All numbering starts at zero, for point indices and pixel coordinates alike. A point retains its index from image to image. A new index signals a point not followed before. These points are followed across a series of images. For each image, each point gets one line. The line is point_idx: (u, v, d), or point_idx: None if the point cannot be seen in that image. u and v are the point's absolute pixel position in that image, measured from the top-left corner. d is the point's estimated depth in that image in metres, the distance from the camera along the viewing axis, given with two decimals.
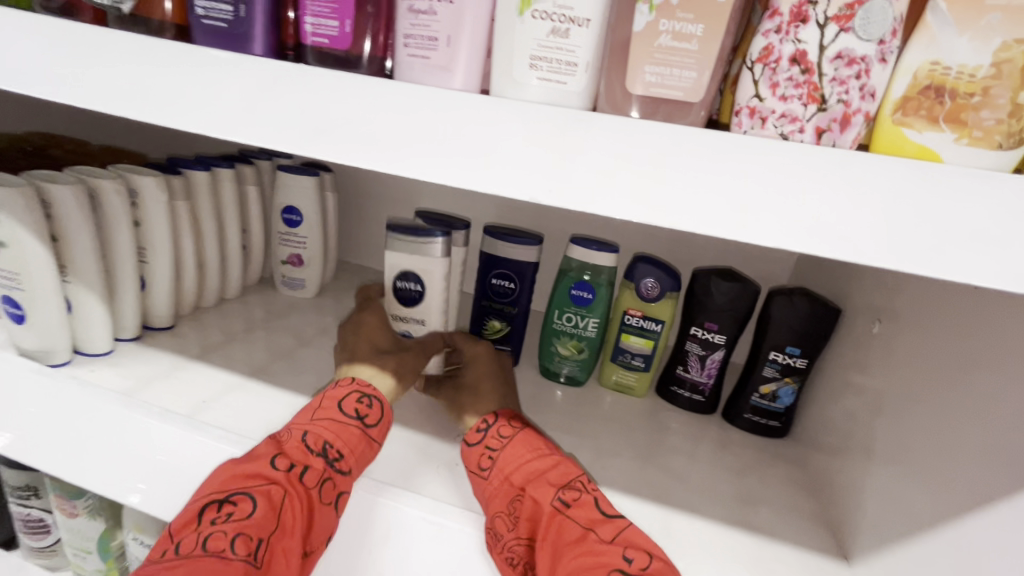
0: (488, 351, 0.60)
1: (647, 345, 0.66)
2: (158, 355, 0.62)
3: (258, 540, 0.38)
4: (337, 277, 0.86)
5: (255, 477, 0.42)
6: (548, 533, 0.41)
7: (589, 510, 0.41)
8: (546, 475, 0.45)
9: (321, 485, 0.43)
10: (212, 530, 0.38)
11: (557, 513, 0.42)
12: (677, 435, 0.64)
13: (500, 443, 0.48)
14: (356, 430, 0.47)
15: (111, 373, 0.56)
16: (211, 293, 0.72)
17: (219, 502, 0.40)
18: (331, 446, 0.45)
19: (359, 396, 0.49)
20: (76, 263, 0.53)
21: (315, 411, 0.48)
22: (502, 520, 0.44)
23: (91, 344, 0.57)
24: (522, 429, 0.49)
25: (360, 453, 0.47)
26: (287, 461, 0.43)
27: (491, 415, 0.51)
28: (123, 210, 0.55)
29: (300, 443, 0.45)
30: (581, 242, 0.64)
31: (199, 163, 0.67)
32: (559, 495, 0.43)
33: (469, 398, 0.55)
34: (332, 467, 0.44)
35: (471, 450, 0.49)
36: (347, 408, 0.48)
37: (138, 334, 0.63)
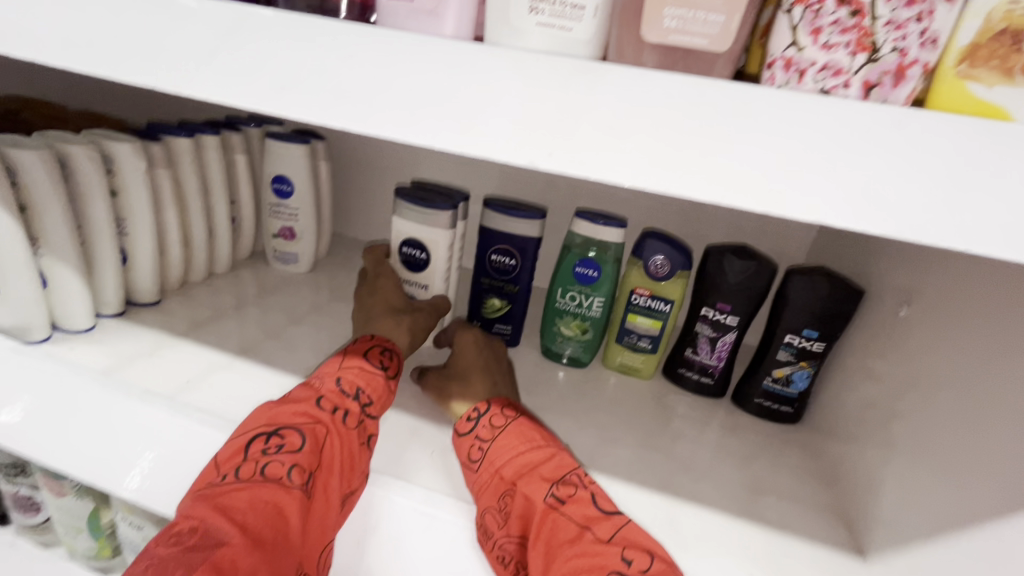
0: (476, 340, 0.57)
1: (655, 326, 0.62)
2: (143, 331, 0.59)
3: (310, 471, 0.38)
4: (333, 252, 0.83)
5: (298, 416, 0.41)
6: (541, 533, 0.39)
7: (584, 506, 0.39)
8: (539, 468, 0.42)
9: (360, 426, 0.44)
10: (266, 462, 0.37)
11: (551, 509, 0.40)
12: (684, 420, 0.61)
13: (490, 434, 0.45)
14: (384, 379, 0.48)
15: (92, 351, 0.54)
16: (200, 267, 0.69)
17: (268, 436, 0.39)
18: (365, 391, 0.46)
19: (381, 348, 0.50)
20: (49, 234, 0.50)
21: (342, 357, 0.48)
22: (492, 514, 0.42)
23: (71, 320, 0.55)
24: (514, 420, 0.46)
25: (386, 399, 0.48)
26: (328, 403, 0.43)
27: (482, 404, 0.48)
28: (98, 178, 0.52)
29: (336, 388, 0.45)
30: (586, 216, 0.60)
31: (182, 128, 0.62)
32: (554, 490, 0.41)
33: (460, 389, 0.52)
34: (367, 412, 0.45)
35: (460, 440, 0.47)
36: (374, 358, 0.49)
37: (122, 309, 0.60)
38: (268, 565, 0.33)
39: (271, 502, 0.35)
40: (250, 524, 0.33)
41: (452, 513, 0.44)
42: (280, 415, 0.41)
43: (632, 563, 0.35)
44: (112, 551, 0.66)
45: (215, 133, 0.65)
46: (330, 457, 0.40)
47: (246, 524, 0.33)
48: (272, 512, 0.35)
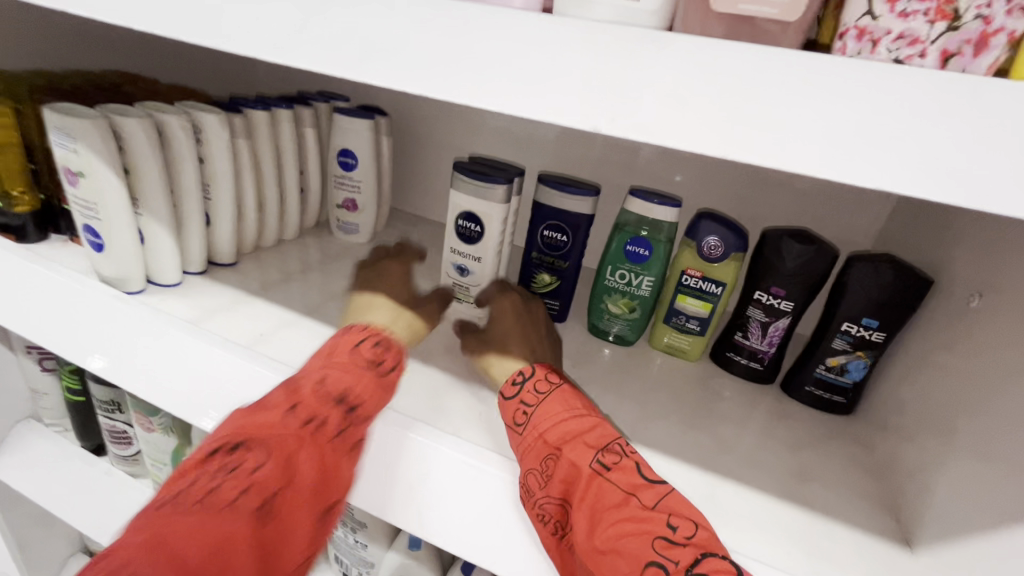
0: (514, 305, 0.58)
1: (704, 308, 0.62)
2: (222, 288, 0.65)
3: (268, 494, 0.36)
4: (391, 225, 0.87)
5: (269, 425, 0.39)
6: (586, 496, 0.40)
7: (630, 475, 0.41)
8: (584, 436, 0.43)
9: (338, 438, 0.42)
10: (217, 487, 0.35)
11: (596, 473, 0.41)
12: (730, 403, 0.61)
13: (535, 399, 0.47)
14: (372, 378, 0.45)
15: (180, 303, 0.60)
16: (271, 233, 0.74)
17: (227, 451, 0.37)
18: (350, 394, 0.44)
19: (374, 343, 0.47)
20: (147, 195, 0.55)
21: (331, 351, 0.46)
22: (535, 475, 0.44)
23: (161, 275, 0.61)
24: (559, 386, 0.47)
25: (378, 400, 0.45)
26: (304, 412, 0.41)
27: (528, 369, 0.50)
28: (189, 146, 0.57)
29: (316, 391, 0.43)
30: (640, 195, 0.60)
31: (260, 102, 0.67)
32: (599, 457, 0.42)
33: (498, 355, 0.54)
34: (350, 420, 0.43)
35: (506, 403, 0.49)
36: (365, 355, 0.46)
37: (204, 268, 0.66)
38: None
39: (216, 530, 0.33)
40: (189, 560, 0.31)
41: (488, 462, 0.46)
42: (249, 424, 0.39)
43: (677, 530, 0.37)
44: None
45: (289, 107, 0.69)
46: (298, 474, 0.38)
47: (180, 557, 0.31)
48: (216, 542, 0.33)
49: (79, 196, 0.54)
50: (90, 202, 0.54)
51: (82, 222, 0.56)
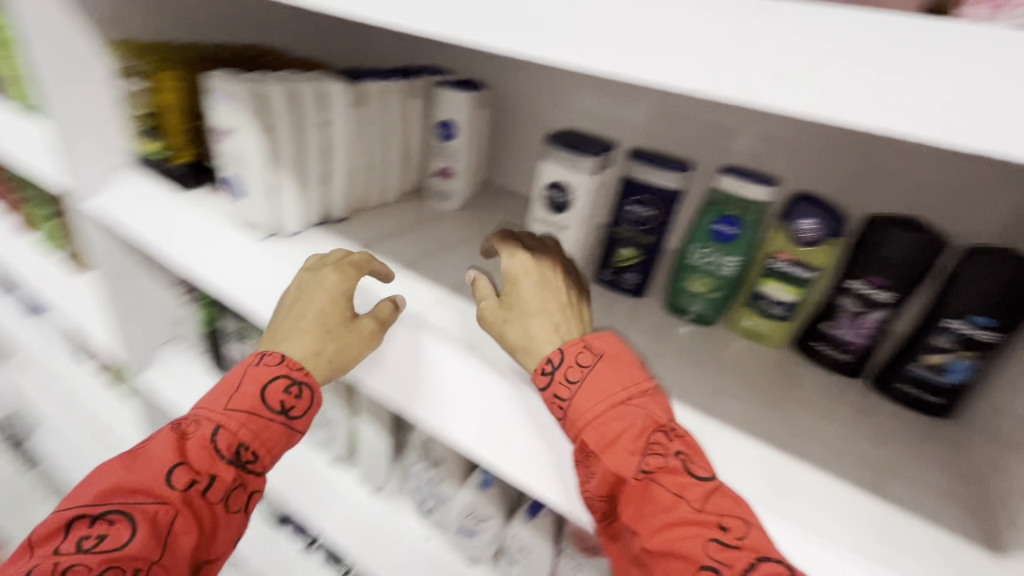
0: (529, 268, 0.53)
1: (791, 293, 0.60)
2: (334, 240, 0.72)
3: (143, 562, 0.46)
4: (482, 195, 0.91)
5: (152, 485, 0.49)
6: (634, 499, 0.41)
7: (677, 475, 0.41)
8: (621, 439, 0.43)
9: (217, 498, 0.51)
10: (82, 560, 0.44)
11: (640, 480, 0.41)
12: (813, 392, 0.59)
13: (569, 390, 0.46)
14: (279, 432, 0.54)
15: (300, 249, 0.68)
16: (376, 196, 0.81)
17: (101, 517, 0.46)
18: (246, 449, 0.53)
19: (289, 385, 0.53)
20: (282, 152, 0.64)
21: (237, 388, 0.53)
22: (581, 470, 0.46)
23: (288, 225, 0.69)
24: (592, 373, 0.45)
25: (273, 448, 0.54)
26: (182, 479, 0.50)
27: (557, 352, 0.47)
28: (318, 110, 0.64)
29: (208, 451, 0.51)
30: (734, 173, 0.59)
31: (378, 74, 0.73)
32: (642, 462, 0.42)
33: (521, 338, 0.50)
34: (235, 478, 0.52)
35: (541, 393, 0.48)
36: (272, 405, 0.53)
37: (321, 222, 0.74)
38: None
39: None
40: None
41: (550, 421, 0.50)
42: (105, 494, 0.47)
43: (729, 531, 0.38)
44: None
45: (402, 80, 0.75)
46: (167, 539, 0.48)
47: None
48: None
49: (231, 150, 0.64)
50: (239, 155, 0.64)
51: (231, 173, 0.66)
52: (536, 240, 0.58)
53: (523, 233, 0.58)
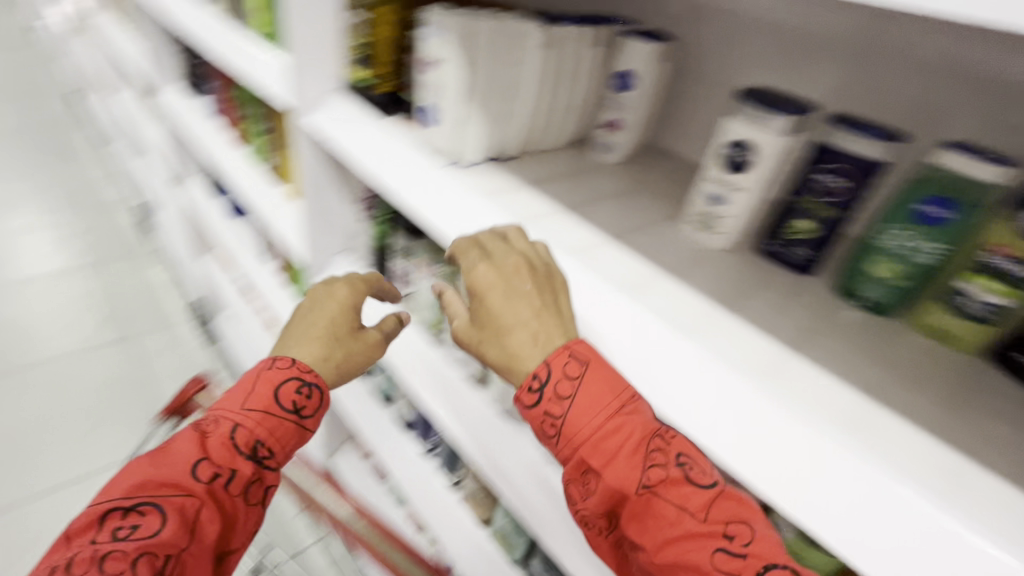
0: (499, 277, 0.54)
1: (1005, 294, 0.52)
2: (506, 175, 0.76)
3: (174, 548, 0.56)
4: (644, 153, 0.90)
5: (178, 476, 0.59)
6: (639, 508, 0.46)
7: (680, 487, 0.45)
8: (620, 455, 0.47)
9: (239, 488, 0.63)
10: (113, 551, 0.52)
11: (646, 495, 0.46)
12: (1012, 404, 0.53)
13: (559, 406, 0.50)
14: (291, 426, 0.70)
15: (477, 179, 0.73)
16: (545, 140, 0.83)
17: (133, 509, 0.56)
18: (258, 442, 0.66)
19: (298, 386, 0.70)
20: (477, 86, 0.68)
21: (254, 389, 0.68)
22: (575, 488, 0.51)
23: (467, 155, 0.74)
24: (584, 386, 0.49)
25: (285, 438, 0.69)
26: (207, 471, 0.61)
27: (538, 369, 0.51)
28: (512, 49, 0.68)
29: (230, 444, 0.64)
30: (960, 149, 0.52)
31: (572, 18, 0.75)
32: (645, 477, 0.46)
33: (502, 356, 0.54)
34: (254, 467, 0.65)
35: (533, 410, 0.51)
36: (286, 402, 0.69)
37: (495, 156, 0.77)
38: None
39: None
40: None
41: (714, 362, 0.51)
42: (140, 487, 0.57)
43: (734, 539, 0.43)
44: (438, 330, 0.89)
45: (594, 27, 0.75)
46: (197, 525, 0.59)
47: None
48: None
49: (432, 80, 0.70)
50: (439, 86, 0.69)
51: (428, 102, 0.72)
52: (498, 238, 0.57)
53: (479, 236, 0.58)
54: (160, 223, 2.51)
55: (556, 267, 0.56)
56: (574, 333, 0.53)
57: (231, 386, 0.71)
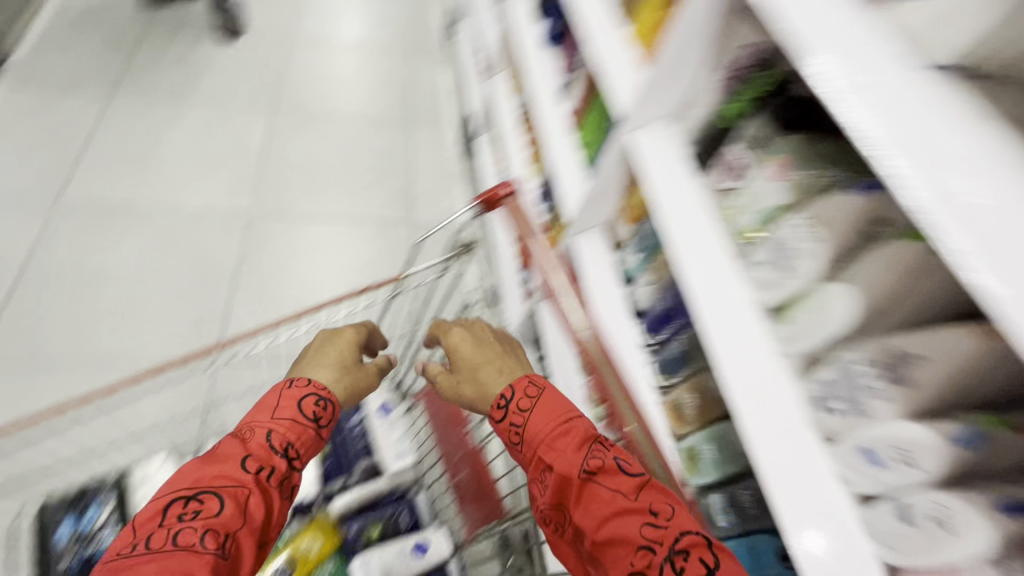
0: (464, 336, 0.98)
1: None
2: (977, 91, 0.50)
3: (228, 529, 0.65)
4: None
5: (228, 476, 0.69)
6: (581, 496, 0.75)
7: (612, 473, 0.76)
8: (565, 453, 0.79)
9: (277, 481, 0.72)
10: (182, 531, 0.63)
11: (587, 481, 0.76)
12: None
13: (523, 417, 0.84)
14: (311, 436, 0.78)
15: (941, 80, 0.50)
16: None
17: (191, 499, 0.66)
18: (291, 448, 0.76)
19: (315, 399, 0.80)
20: None
21: (275, 411, 0.78)
22: (539, 484, 0.81)
23: (934, 49, 0.53)
24: (540, 397, 0.85)
25: (310, 443, 0.78)
26: (251, 466, 0.71)
27: (506, 392, 0.88)
28: None
29: (264, 448, 0.73)
30: None
31: None
32: (586, 466, 0.77)
33: (483, 393, 0.91)
34: (288, 466, 0.75)
35: (501, 420, 0.86)
36: (309, 410, 0.79)
37: (968, 59, 0.51)
38: None
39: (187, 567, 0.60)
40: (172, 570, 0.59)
41: None
42: (197, 481, 0.68)
43: (657, 513, 0.71)
44: (744, 241, 0.79)
45: None
46: (247, 511, 0.67)
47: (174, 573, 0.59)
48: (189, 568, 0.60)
49: None
50: None
51: None
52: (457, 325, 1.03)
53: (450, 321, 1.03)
54: (463, 32, 2.66)
55: (514, 342, 1.03)
56: (529, 371, 0.95)
57: (255, 405, 0.81)
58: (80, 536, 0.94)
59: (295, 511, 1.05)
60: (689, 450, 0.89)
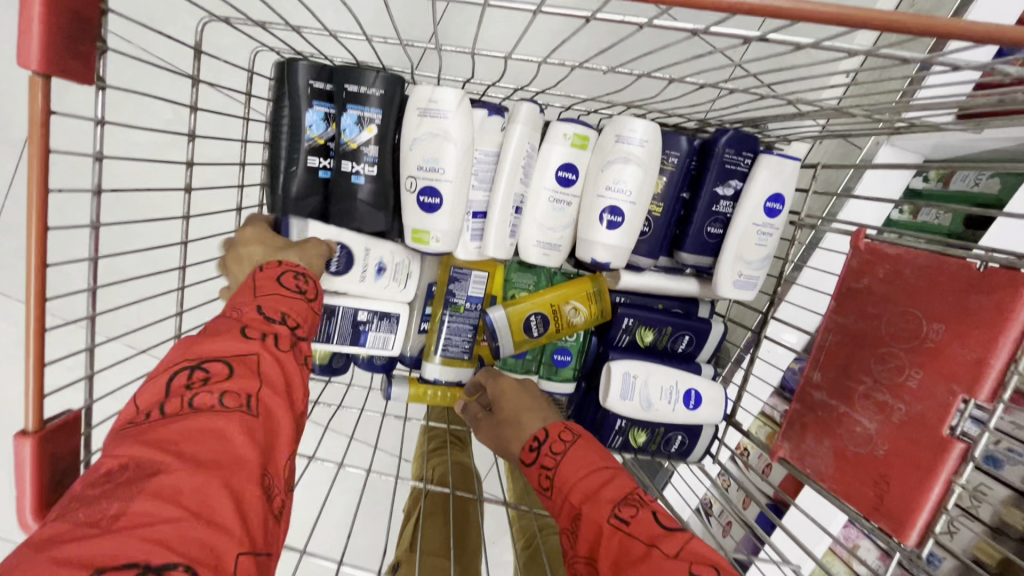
0: (512, 382, 0.68)
1: None
2: None
3: (247, 393, 0.40)
4: None
5: (223, 346, 0.42)
6: (611, 547, 0.50)
7: (648, 526, 0.49)
8: (602, 494, 0.54)
9: (292, 348, 0.46)
10: (194, 398, 0.38)
11: (617, 530, 0.50)
12: None
13: (555, 461, 0.58)
14: (303, 304, 0.50)
15: None
16: None
17: (193, 367, 0.40)
18: (288, 317, 0.48)
19: (294, 274, 0.51)
20: None
21: (256, 291, 0.48)
22: (567, 538, 0.55)
23: None
24: (578, 438, 0.59)
25: (310, 322, 0.50)
26: (254, 330, 0.45)
27: (539, 431, 0.62)
28: None
29: (258, 315, 0.46)
30: None
31: None
32: (618, 512, 0.52)
33: (514, 428, 0.64)
34: (294, 334, 0.47)
35: (533, 466, 0.60)
36: (288, 281, 0.50)
37: None
38: (219, 481, 0.35)
39: (214, 430, 0.37)
40: (192, 451, 0.36)
41: None
42: (191, 350, 0.42)
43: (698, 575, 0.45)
44: None
45: None
46: (269, 375, 0.42)
47: (183, 450, 0.35)
48: (214, 437, 0.37)
49: None
50: None
51: None
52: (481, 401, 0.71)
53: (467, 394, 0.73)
54: None
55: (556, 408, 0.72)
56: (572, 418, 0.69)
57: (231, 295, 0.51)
58: (331, 146, 0.59)
59: (579, 258, 0.70)
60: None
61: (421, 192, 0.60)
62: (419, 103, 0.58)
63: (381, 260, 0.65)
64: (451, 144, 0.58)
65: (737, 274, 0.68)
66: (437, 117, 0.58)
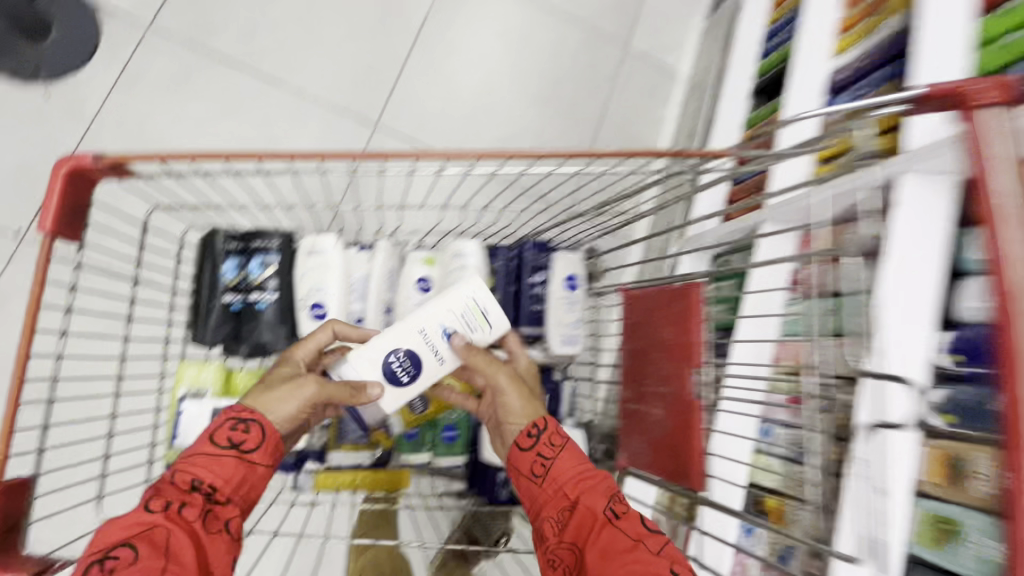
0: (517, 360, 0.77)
1: None
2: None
3: None
4: None
5: (129, 531, 0.51)
6: (597, 536, 0.58)
7: (632, 522, 0.58)
8: (598, 490, 0.62)
9: (202, 514, 0.56)
10: None
11: (608, 522, 0.59)
12: None
13: (551, 453, 0.66)
14: (231, 463, 0.59)
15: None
16: None
17: (102, 558, 0.50)
18: (203, 484, 0.57)
19: (235, 422, 0.61)
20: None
21: (188, 457, 0.59)
22: (551, 524, 0.62)
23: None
24: (568, 443, 0.67)
25: (237, 478, 0.59)
26: (159, 504, 0.54)
27: (537, 422, 0.69)
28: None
29: (176, 486, 0.56)
30: None
31: None
32: (611, 506, 0.60)
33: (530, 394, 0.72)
34: (208, 498, 0.57)
35: (532, 445, 0.67)
36: (224, 437, 0.60)
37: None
38: None
39: None
40: None
41: None
42: (103, 540, 0.51)
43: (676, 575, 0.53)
44: None
45: None
46: (172, 551, 0.51)
47: None
48: None
49: None
50: None
51: None
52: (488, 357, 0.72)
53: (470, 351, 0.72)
54: None
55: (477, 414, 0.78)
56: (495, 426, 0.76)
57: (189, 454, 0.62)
58: (243, 284, 0.81)
59: None
60: (944, 516, 0.62)
61: (312, 307, 0.82)
62: (306, 248, 0.83)
63: (443, 327, 0.72)
64: (332, 272, 0.83)
65: (562, 334, 0.92)
66: (320, 256, 0.83)
